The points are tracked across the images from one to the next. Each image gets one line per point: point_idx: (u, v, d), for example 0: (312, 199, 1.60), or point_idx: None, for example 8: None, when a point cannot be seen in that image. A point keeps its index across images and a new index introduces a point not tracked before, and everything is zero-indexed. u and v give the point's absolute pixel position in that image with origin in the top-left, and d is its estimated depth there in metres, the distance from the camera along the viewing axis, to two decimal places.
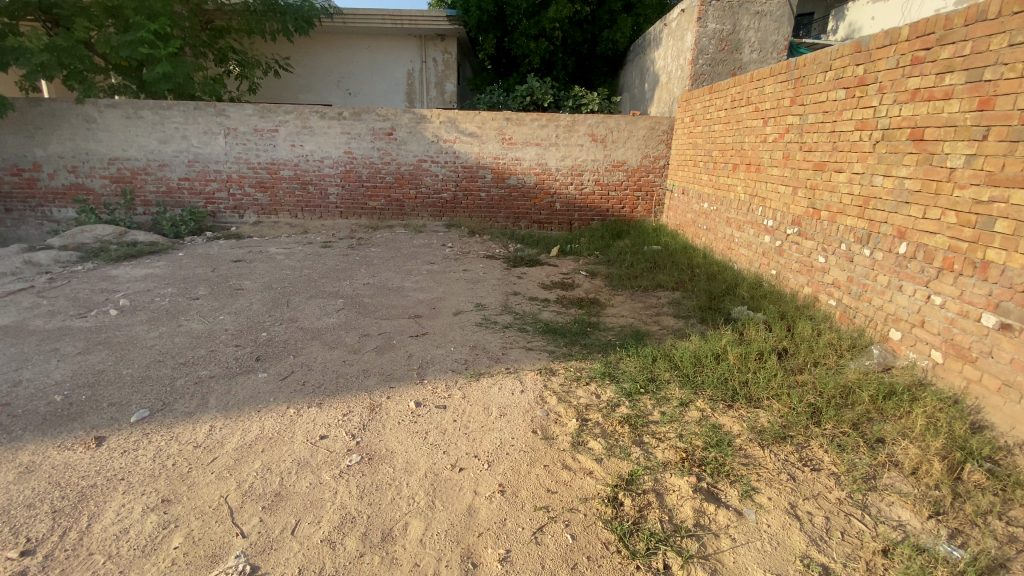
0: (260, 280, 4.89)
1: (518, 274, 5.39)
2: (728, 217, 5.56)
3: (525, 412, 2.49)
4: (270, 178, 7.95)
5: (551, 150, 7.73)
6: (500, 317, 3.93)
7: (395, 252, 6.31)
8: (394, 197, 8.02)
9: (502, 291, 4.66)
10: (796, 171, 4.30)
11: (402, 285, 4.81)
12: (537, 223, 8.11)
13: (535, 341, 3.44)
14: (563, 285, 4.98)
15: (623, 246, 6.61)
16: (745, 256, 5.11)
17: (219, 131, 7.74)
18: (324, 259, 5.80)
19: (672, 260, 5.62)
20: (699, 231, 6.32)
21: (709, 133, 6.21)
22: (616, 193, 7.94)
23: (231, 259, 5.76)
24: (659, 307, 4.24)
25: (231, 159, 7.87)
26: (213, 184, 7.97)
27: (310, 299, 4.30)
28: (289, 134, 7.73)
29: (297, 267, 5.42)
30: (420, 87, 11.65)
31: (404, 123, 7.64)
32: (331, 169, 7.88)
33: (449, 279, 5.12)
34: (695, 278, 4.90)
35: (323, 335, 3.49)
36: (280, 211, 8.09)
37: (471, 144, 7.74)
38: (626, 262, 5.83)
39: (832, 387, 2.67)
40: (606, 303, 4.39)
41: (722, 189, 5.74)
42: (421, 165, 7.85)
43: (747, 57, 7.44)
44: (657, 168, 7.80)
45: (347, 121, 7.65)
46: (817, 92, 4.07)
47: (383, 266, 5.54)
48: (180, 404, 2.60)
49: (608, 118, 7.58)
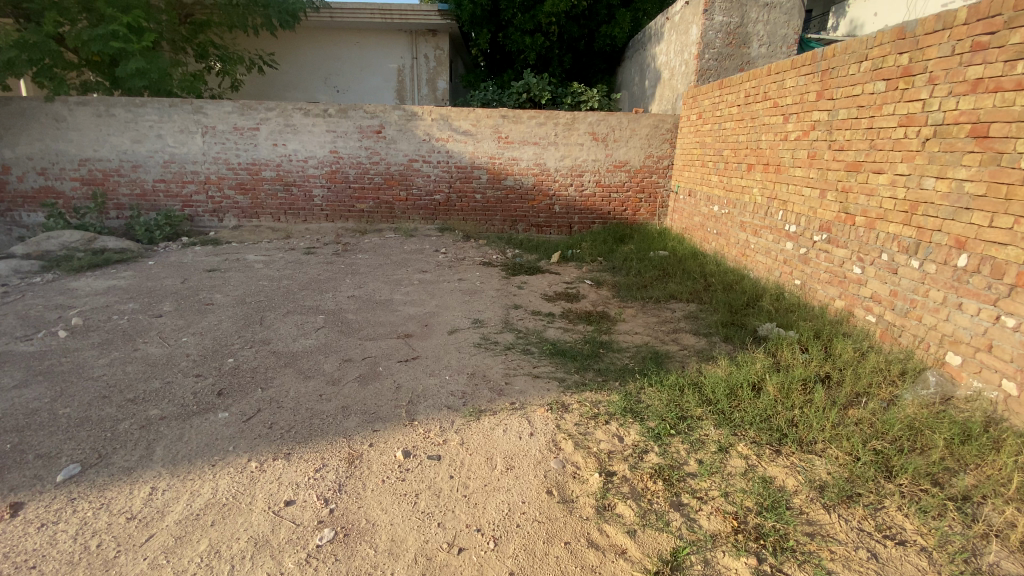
0: (233, 292, 4.41)
1: (517, 284, 4.96)
2: (742, 221, 5.17)
3: (536, 464, 2.07)
4: (251, 180, 7.47)
5: (550, 150, 7.32)
6: (500, 336, 3.50)
7: (384, 259, 5.86)
8: (383, 199, 7.57)
9: (501, 304, 4.24)
10: (823, 172, 3.93)
11: (391, 298, 4.37)
12: (535, 226, 7.69)
13: (541, 365, 3.02)
14: (567, 296, 4.56)
15: (628, 251, 6.20)
16: (762, 264, 4.73)
17: (196, 129, 7.24)
18: (307, 267, 5.34)
19: (683, 268, 5.22)
20: (709, 235, 5.93)
21: (719, 130, 5.82)
22: (618, 195, 7.54)
23: (205, 268, 5.28)
24: (676, 323, 3.83)
25: (210, 159, 7.38)
26: (191, 186, 7.47)
27: (287, 315, 3.85)
28: (271, 133, 7.26)
29: (276, 277, 4.94)
30: (411, 84, 11.19)
31: (394, 120, 7.20)
32: (316, 169, 7.42)
33: (443, 289, 4.68)
34: (711, 289, 4.50)
35: (298, 361, 3.04)
36: (262, 214, 7.61)
37: (464, 143, 7.30)
38: (632, 270, 5.42)
39: (898, 429, 2.29)
40: (616, 318, 3.97)
41: (735, 191, 5.36)
42: (412, 166, 7.41)
43: (755, 52, 7.07)
44: (661, 168, 7.40)
45: (333, 119, 7.20)
46: (849, 85, 3.70)
47: (370, 275, 5.09)
48: (120, 456, 2.15)
49: (610, 116, 7.18)
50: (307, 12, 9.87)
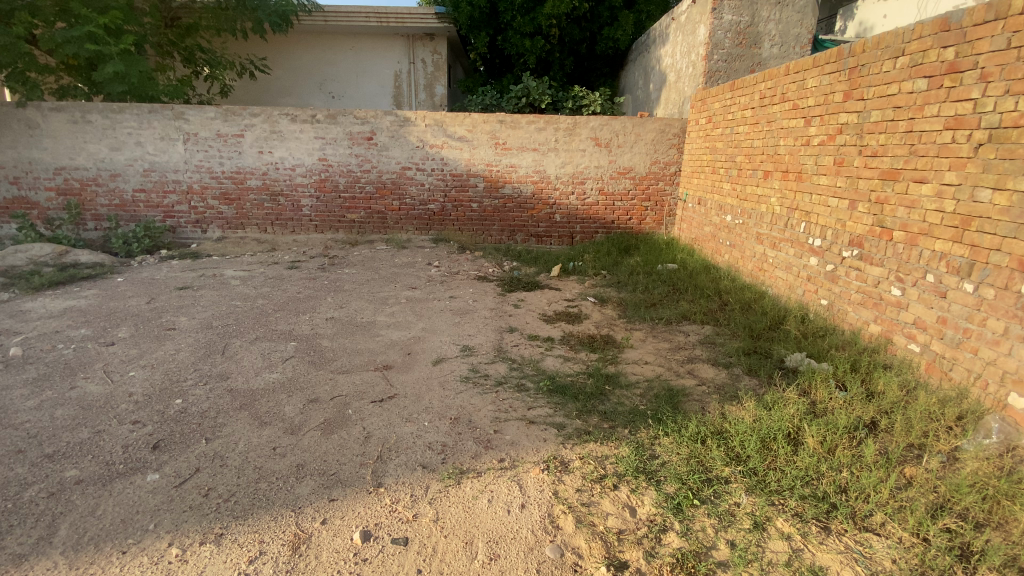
0: (200, 315, 4.02)
1: (514, 302, 4.55)
2: (759, 234, 4.78)
3: (526, 551, 1.67)
4: (236, 189, 7.10)
5: (550, 156, 6.93)
6: (492, 367, 3.09)
7: (372, 273, 5.47)
8: (375, 208, 7.18)
9: (495, 326, 3.83)
10: (854, 181, 3.52)
11: (374, 320, 3.96)
12: (534, 236, 7.29)
13: (536, 405, 2.60)
14: (568, 316, 4.14)
15: (633, 263, 5.79)
16: (784, 281, 4.31)
17: (178, 136, 6.89)
18: (287, 284, 4.94)
19: (695, 285, 4.81)
20: (722, 248, 5.52)
21: (731, 135, 5.42)
22: (623, 203, 7.14)
23: (176, 285, 4.91)
24: (691, 350, 3.42)
25: (192, 168, 7.02)
26: (173, 196, 7.12)
27: (255, 342, 3.45)
28: (256, 140, 6.90)
29: (251, 296, 4.55)
30: (408, 90, 10.84)
31: (385, 126, 6.83)
32: (303, 178, 7.05)
33: (432, 309, 4.27)
34: (728, 310, 4.08)
35: (256, 403, 2.64)
36: (248, 225, 7.24)
37: (460, 150, 6.93)
38: (640, 285, 5.00)
39: (971, 498, 1.87)
40: (623, 343, 3.55)
41: (750, 200, 4.95)
42: (405, 174, 7.03)
43: (767, 52, 6.69)
44: (667, 175, 7.00)
45: (321, 125, 6.83)
46: (883, 83, 3.29)
47: (354, 293, 4.69)
48: (14, 538, 1.75)
49: (613, 120, 6.79)
50: (300, 16, 9.56)
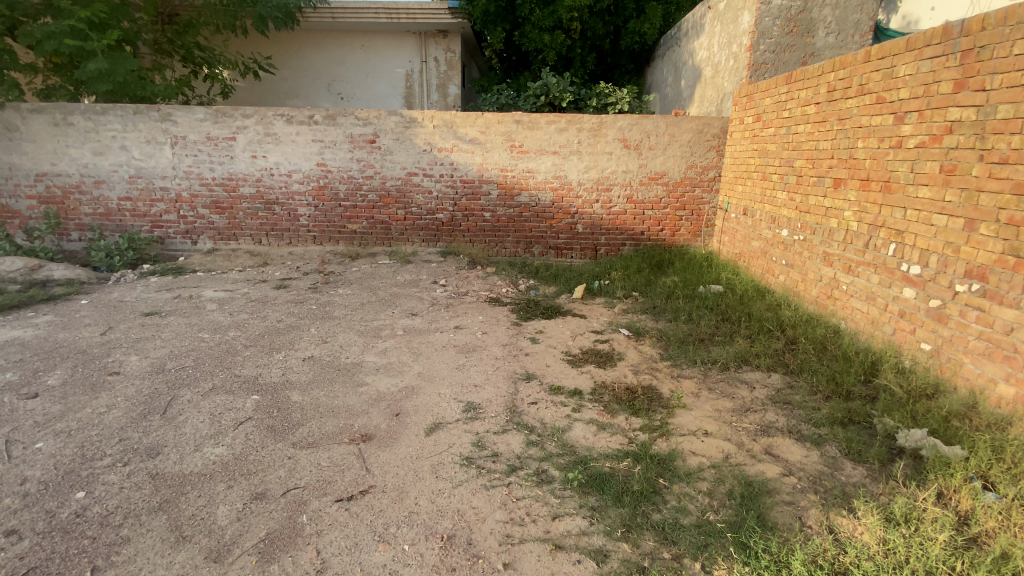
0: (157, 352, 3.36)
1: (531, 334, 3.81)
2: (826, 253, 3.99)
3: None
4: (227, 197, 6.49)
5: (572, 159, 6.18)
6: (503, 439, 2.35)
7: (368, 293, 4.79)
8: (378, 218, 6.51)
9: (506, 371, 3.09)
10: (972, 195, 2.72)
11: (362, 360, 3.25)
12: (553, 249, 6.55)
13: (563, 513, 1.87)
14: (598, 357, 3.38)
15: (669, 283, 5.01)
16: (864, 314, 3.51)
17: (165, 140, 6.32)
18: (269, 309, 4.28)
19: (751, 317, 4.01)
20: (777, 267, 4.73)
21: (787, 135, 4.62)
22: (653, 212, 6.35)
23: (144, 310, 4.28)
24: (762, 415, 2.65)
25: (181, 174, 6.44)
26: (161, 204, 6.55)
27: (209, 395, 2.78)
28: (248, 143, 6.29)
29: (224, 325, 3.89)
30: (420, 90, 10.18)
31: (389, 127, 6.17)
32: (300, 184, 6.41)
33: (432, 343, 3.55)
34: (799, 354, 3.28)
35: (180, 501, 1.96)
36: (241, 236, 6.63)
37: (471, 154, 6.22)
38: (683, 314, 4.22)
39: None
40: (671, 401, 2.78)
41: (815, 213, 4.15)
42: (411, 180, 6.35)
43: (821, 42, 5.85)
44: (705, 181, 6.20)
45: (319, 127, 6.20)
46: (1017, 67, 2.50)
47: (344, 322, 3.99)
48: None
49: (644, 119, 6.03)
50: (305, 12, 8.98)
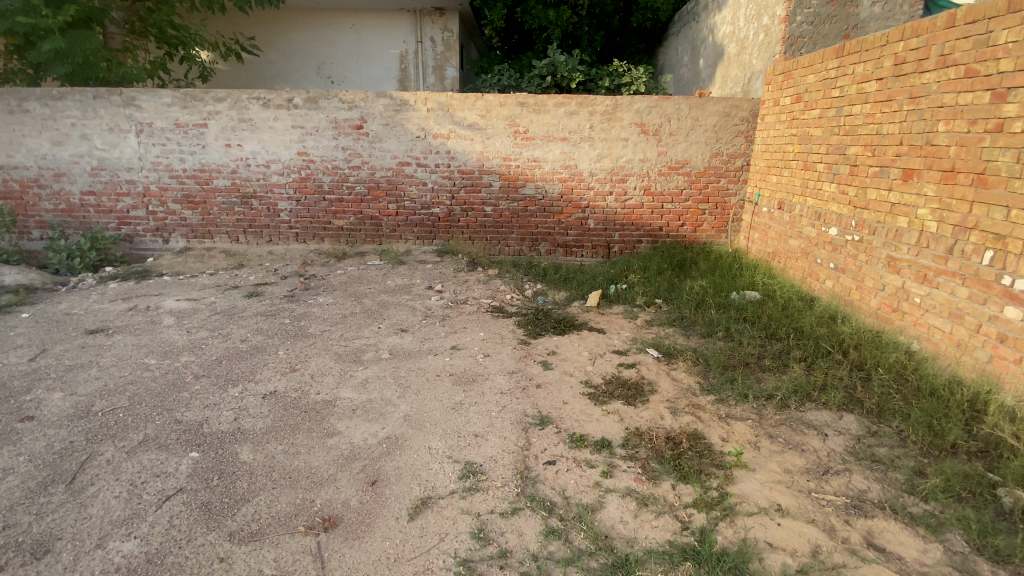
0: (89, 387, 2.75)
1: (542, 356, 3.18)
2: (891, 257, 3.38)
3: None
4: (200, 191, 5.85)
5: (583, 146, 5.53)
6: (514, 526, 1.77)
7: (353, 303, 4.16)
8: (367, 213, 5.87)
9: (514, 413, 2.48)
10: None
11: (336, 397, 2.64)
12: (561, 247, 5.92)
13: None
14: (625, 389, 2.77)
15: (697, 287, 4.37)
16: (947, 335, 2.91)
17: (129, 127, 5.67)
18: (235, 325, 3.66)
19: (800, 334, 3.40)
20: (823, 271, 4.12)
21: (838, 117, 3.99)
22: (673, 205, 5.70)
23: (90, 326, 3.67)
24: (848, 483, 2.04)
25: (148, 165, 5.79)
26: (127, 199, 5.91)
27: (137, 452, 2.19)
28: (222, 130, 5.63)
29: (176, 348, 3.27)
30: (415, 73, 9.44)
31: (378, 111, 5.51)
32: (280, 176, 5.76)
33: (423, 371, 2.93)
34: (873, 388, 2.66)
35: None
36: (216, 234, 5.99)
37: (470, 141, 5.56)
38: (721, 330, 3.59)
39: None
40: (726, 458, 2.18)
41: (876, 210, 3.55)
42: (403, 171, 5.70)
43: (866, 12, 5.12)
44: (731, 171, 5.54)
45: (300, 112, 5.54)
46: None
47: (320, 341, 3.36)
48: None
49: (664, 100, 5.35)
50: None
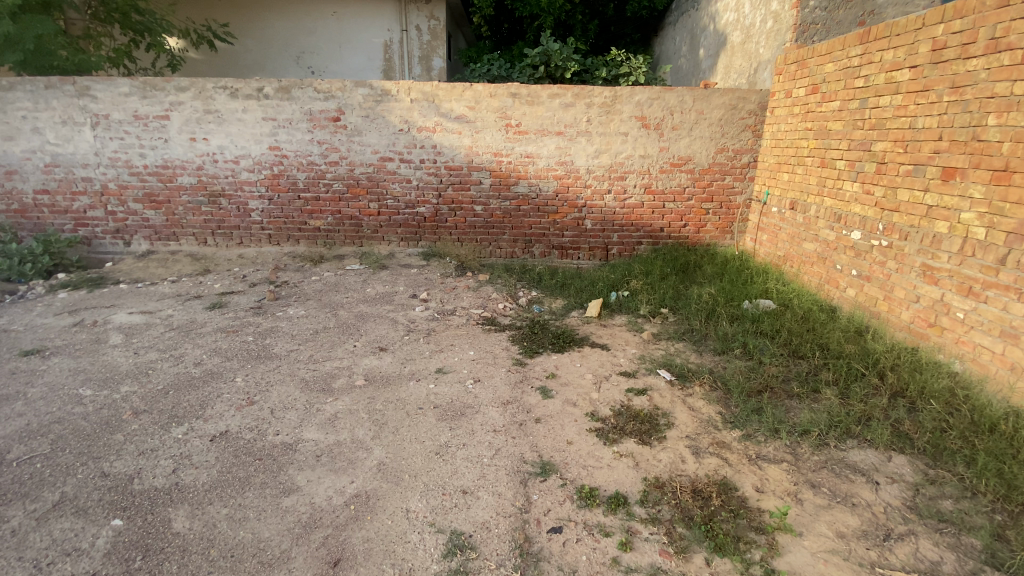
0: (5, 430, 2.31)
1: (540, 381, 2.78)
2: (927, 266, 3.06)
3: None
4: (163, 189, 5.35)
5: (580, 141, 5.13)
6: None
7: (327, 316, 3.73)
8: (346, 212, 5.43)
9: (511, 459, 2.09)
10: None
11: (298, 439, 2.23)
12: (556, 248, 5.53)
13: None
14: (638, 423, 2.39)
15: (706, 294, 4.00)
16: (997, 356, 2.59)
17: (84, 119, 5.14)
18: (191, 343, 3.22)
19: (825, 353, 3.05)
20: (844, 278, 3.79)
21: (863, 110, 3.64)
22: (676, 204, 5.33)
23: (24, 347, 3.21)
24: (916, 553, 1.70)
25: (105, 161, 5.27)
26: (84, 198, 5.39)
27: (47, 521, 1.79)
28: (185, 122, 5.13)
29: (119, 374, 2.83)
30: (401, 63, 8.94)
31: (357, 102, 5.06)
32: (250, 172, 5.29)
33: (403, 402, 2.52)
34: (922, 422, 2.33)
35: None
36: (182, 236, 5.51)
37: (458, 135, 5.14)
38: (738, 347, 3.22)
39: None
40: (765, 519, 1.82)
41: (908, 212, 3.21)
42: (385, 167, 5.27)
43: None
44: (738, 168, 5.18)
45: (271, 103, 5.07)
46: None
47: (285, 365, 2.93)
48: None
49: (667, 92, 4.97)
50: None
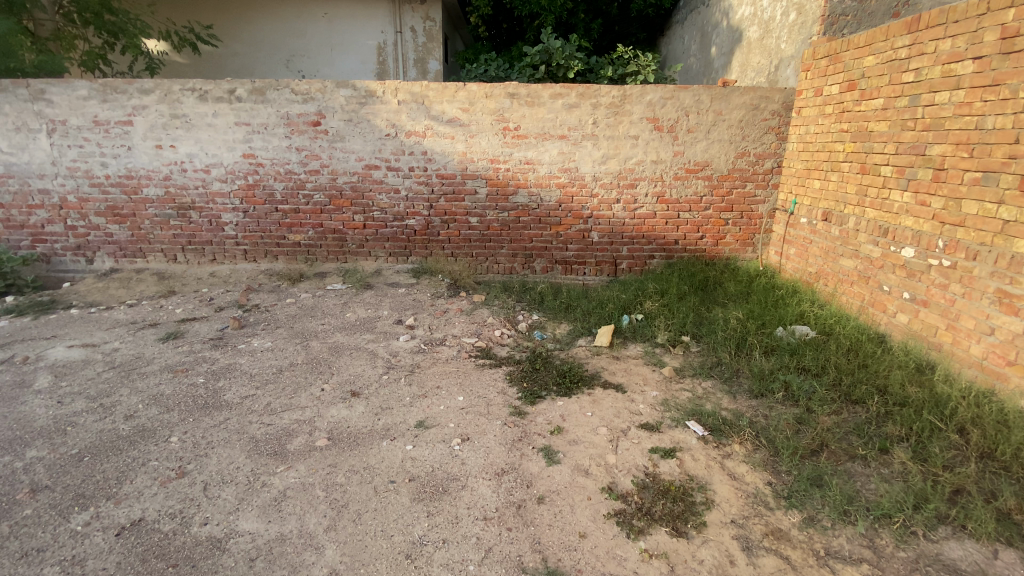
0: None
1: (542, 439, 2.26)
2: (1003, 292, 2.57)
3: None
4: (127, 201, 4.87)
5: (585, 145, 4.64)
6: None
7: (296, 349, 3.22)
8: (328, 225, 4.94)
9: (506, 566, 1.59)
10: None
11: (229, 533, 1.74)
12: (559, 263, 5.03)
13: None
14: (669, 503, 1.89)
15: (733, 318, 3.48)
16: None
17: (40, 125, 4.66)
18: (129, 388, 2.73)
19: (886, 399, 2.56)
20: (892, 301, 3.28)
21: (914, 108, 3.15)
22: (692, 214, 4.83)
23: None
24: None
25: (64, 171, 4.79)
26: (42, 212, 4.91)
27: None
28: (150, 128, 4.66)
29: (31, 434, 2.34)
30: (395, 66, 8.48)
31: (339, 105, 4.59)
32: (222, 182, 4.81)
33: (371, 473, 2.02)
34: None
35: None
36: (150, 252, 5.03)
37: (450, 140, 4.66)
38: (779, 388, 2.72)
39: None
40: None
41: (976, 227, 2.72)
42: (371, 175, 4.78)
43: None
44: (760, 174, 4.69)
45: (244, 106, 4.59)
46: None
47: (233, 419, 2.43)
48: None
49: (681, 90, 4.47)
50: None
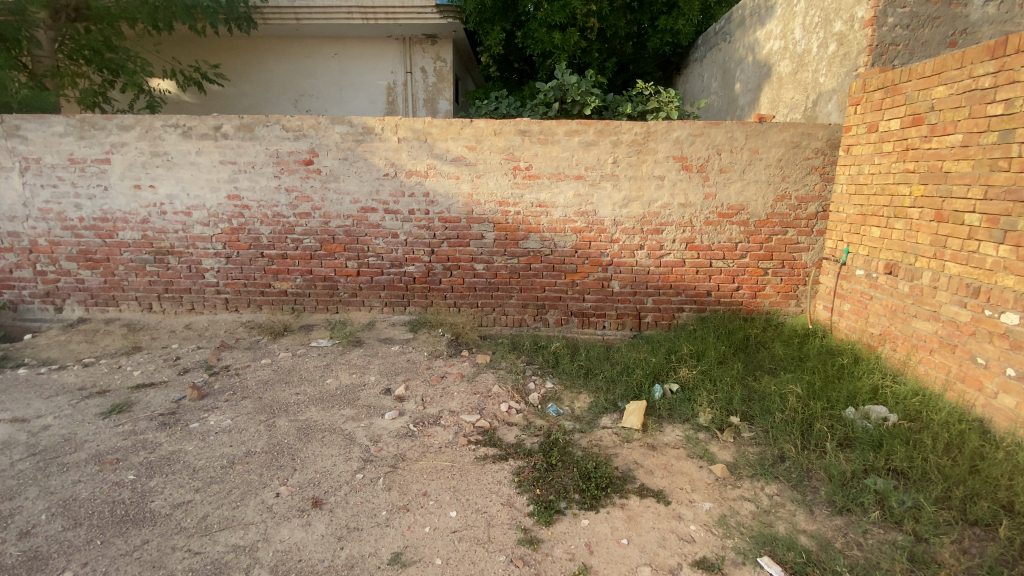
0: None
1: None
2: None
3: None
4: (102, 245, 4.44)
5: (604, 187, 4.16)
6: None
7: (258, 431, 2.64)
8: (319, 272, 4.45)
9: None
10: None
11: None
12: (575, 315, 4.46)
13: None
14: None
15: (792, 396, 2.84)
16: None
17: (11, 164, 4.30)
18: (37, 488, 2.16)
19: (1019, 524, 1.92)
20: (991, 378, 2.67)
21: (1007, 144, 2.61)
22: (727, 263, 4.27)
23: None
24: None
25: (35, 213, 4.39)
26: (9, 256, 4.49)
27: None
28: (129, 167, 4.28)
29: None
30: (404, 106, 8.24)
31: (333, 142, 4.18)
32: (204, 226, 4.38)
33: None
34: None
35: None
36: (123, 301, 4.56)
37: (454, 180, 4.21)
38: (872, 505, 2.08)
39: None
40: None
41: None
42: (367, 219, 4.32)
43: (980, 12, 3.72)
44: (803, 220, 4.15)
45: (231, 144, 4.21)
46: None
47: (153, 543, 1.84)
48: None
49: (713, 127, 4.00)
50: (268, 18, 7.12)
